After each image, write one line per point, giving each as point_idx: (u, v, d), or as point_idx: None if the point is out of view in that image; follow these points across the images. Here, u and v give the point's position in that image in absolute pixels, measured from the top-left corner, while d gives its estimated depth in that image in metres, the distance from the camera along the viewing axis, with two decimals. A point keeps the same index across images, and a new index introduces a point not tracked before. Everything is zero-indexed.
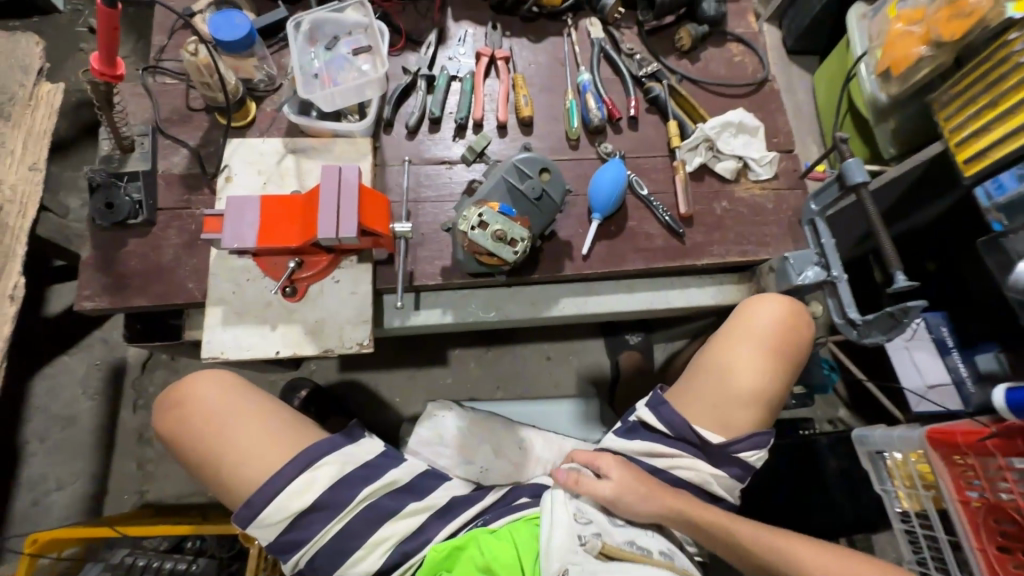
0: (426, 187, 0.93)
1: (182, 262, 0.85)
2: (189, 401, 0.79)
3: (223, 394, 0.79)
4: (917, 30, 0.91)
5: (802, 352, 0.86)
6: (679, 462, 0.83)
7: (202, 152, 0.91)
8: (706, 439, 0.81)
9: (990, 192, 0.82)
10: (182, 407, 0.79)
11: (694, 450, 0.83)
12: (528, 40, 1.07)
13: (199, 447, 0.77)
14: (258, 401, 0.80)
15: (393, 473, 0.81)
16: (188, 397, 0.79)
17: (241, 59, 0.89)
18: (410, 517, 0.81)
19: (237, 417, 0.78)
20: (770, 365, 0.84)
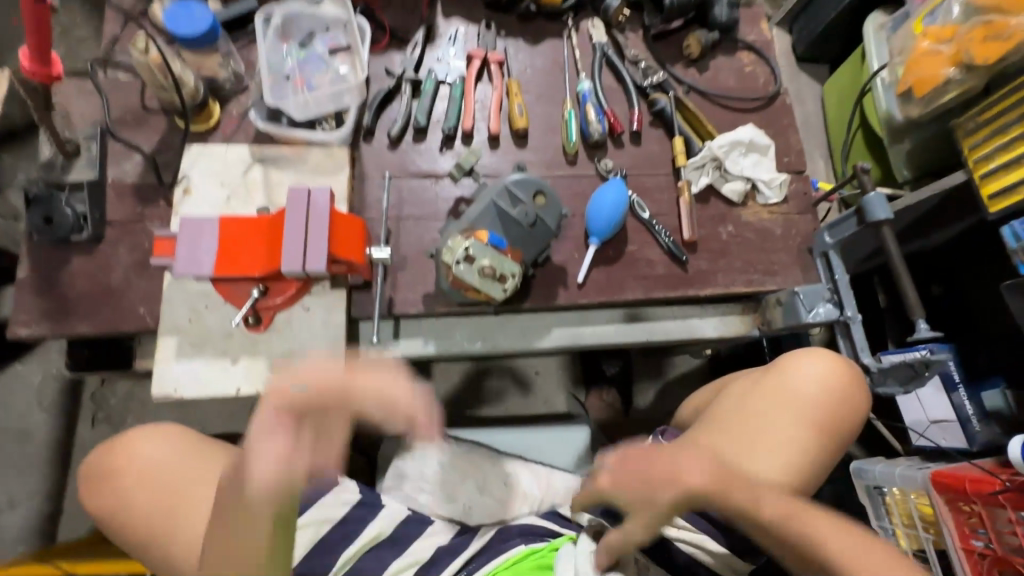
0: (409, 203, 0.85)
1: (134, 284, 0.76)
2: (127, 470, 0.72)
3: (164, 459, 0.72)
4: (946, 49, 0.83)
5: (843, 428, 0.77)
6: (674, 529, 0.75)
7: (159, 159, 0.82)
8: (715, 512, 0.71)
9: (1017, 232, 0.76)
10: (119, 480, 0.72)
11: (701, 524, 0.74)
12: (525, 42, 0.98)
13: (138, 531, 0.70)
14: (205, 458, 0.73)
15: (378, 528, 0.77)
16: (127, 465, 0.72)
17: (203, 56, 0.79)
18: (400, 573, 0.81)
19: (171, 489, 0.70)
20: (812, 440, 0.75)
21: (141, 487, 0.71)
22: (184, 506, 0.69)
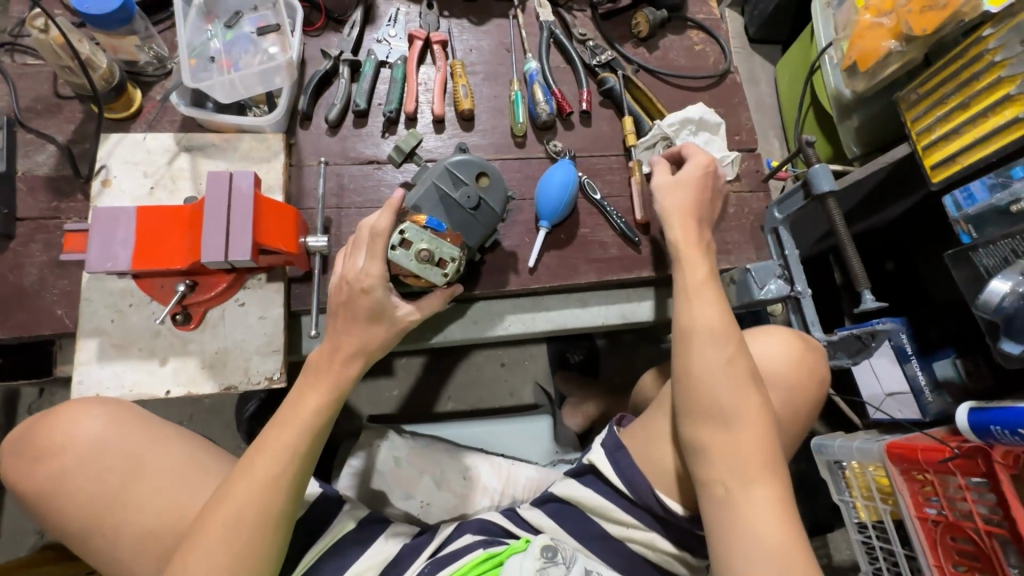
0: (350, 190, 0.82)
1: (49, 284, 0.71)
2: (59, 444, 0.62)
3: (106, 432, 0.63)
4: (887, 22, 0.84)
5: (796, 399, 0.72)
6: (636, 535, 0.71)
7: (75, 150, 0.76)
8: (670, 510, 0.69)
9: (959, 202, 0.76)
10: (49, 448, 0.63)
11: (659, 525, 0.71)
12: (470, 22, 0.95)
13: (70, 511, 0.61)
14: (157, 434, 0.66)
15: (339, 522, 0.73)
16: (59, 439, 0.62)
17: (118, 38, 0.74)
18: None
19: (123, 464, 0.63)
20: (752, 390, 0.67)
21: (80, 471, 0.62)
22: (139, 478, 0.63)
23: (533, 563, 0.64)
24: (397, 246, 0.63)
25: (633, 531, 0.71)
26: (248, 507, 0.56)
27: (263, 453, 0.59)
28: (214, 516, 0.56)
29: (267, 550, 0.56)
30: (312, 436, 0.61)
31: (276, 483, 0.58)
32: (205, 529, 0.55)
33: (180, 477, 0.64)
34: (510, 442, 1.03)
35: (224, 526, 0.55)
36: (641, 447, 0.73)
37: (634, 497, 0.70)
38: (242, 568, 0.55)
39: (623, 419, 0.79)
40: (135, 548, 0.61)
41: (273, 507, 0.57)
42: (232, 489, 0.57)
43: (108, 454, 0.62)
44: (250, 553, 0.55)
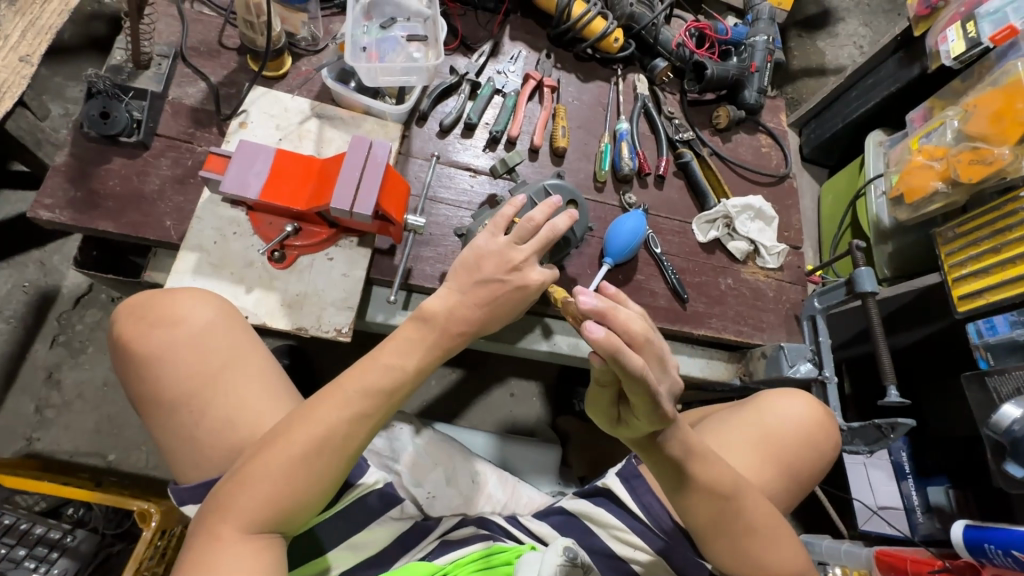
0: (445, 188, 0.90)
1: (166, 197, 0.78)
2: (176, 319, 0.62)
3: (222, 324, 0.63)
4: (937, 165, 0.97)
5: (818, 463, 0.80)
6: (639, 556, 0.77)
7: (221, 91, 0.85)
8: (672, 530, 0.77)
9: (981, 330, 0.85)
10: (165, 320, 0.62)
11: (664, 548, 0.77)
12: (577, 78, 1.07)
13: (171, 382, 0.60)
14: (256, 345, 0.65)
15: (373, 474, 0.74)
16: (178, 315, 0.62)
17: (291, 12, 0.86)
18: (364, 544, 0.72)
19: (226, 359, 0.62)
20: (771, 465, 0.76)
21: (190, 349, 0.61)
22: (238, 378, 0.62)
23: (553, 559, 0.63)
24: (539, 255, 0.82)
25: (637, 552, 0.77)
26: (342, 423, 0.57)
27: (360, 377, 0.59)
28: (301, 421, 0.56)
29: (339, 470, 0.57)
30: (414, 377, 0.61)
31: (364, 408, 0.58)
32: (294, 433, 0.56)
33: (273, 389, 0.64)
34: (514, 463, 1.05)
35: (312, 435, 0.56)
36: None
37: (648, 521, 0.78)
38: (315, 480, 0.56)
39: None
40: (213, 437, 0.60)
41: (359, 431, 0.58)
42: (329, 401, 0.58)
43: (218, 343, 0.62)
44: (327, 467, 0.57)
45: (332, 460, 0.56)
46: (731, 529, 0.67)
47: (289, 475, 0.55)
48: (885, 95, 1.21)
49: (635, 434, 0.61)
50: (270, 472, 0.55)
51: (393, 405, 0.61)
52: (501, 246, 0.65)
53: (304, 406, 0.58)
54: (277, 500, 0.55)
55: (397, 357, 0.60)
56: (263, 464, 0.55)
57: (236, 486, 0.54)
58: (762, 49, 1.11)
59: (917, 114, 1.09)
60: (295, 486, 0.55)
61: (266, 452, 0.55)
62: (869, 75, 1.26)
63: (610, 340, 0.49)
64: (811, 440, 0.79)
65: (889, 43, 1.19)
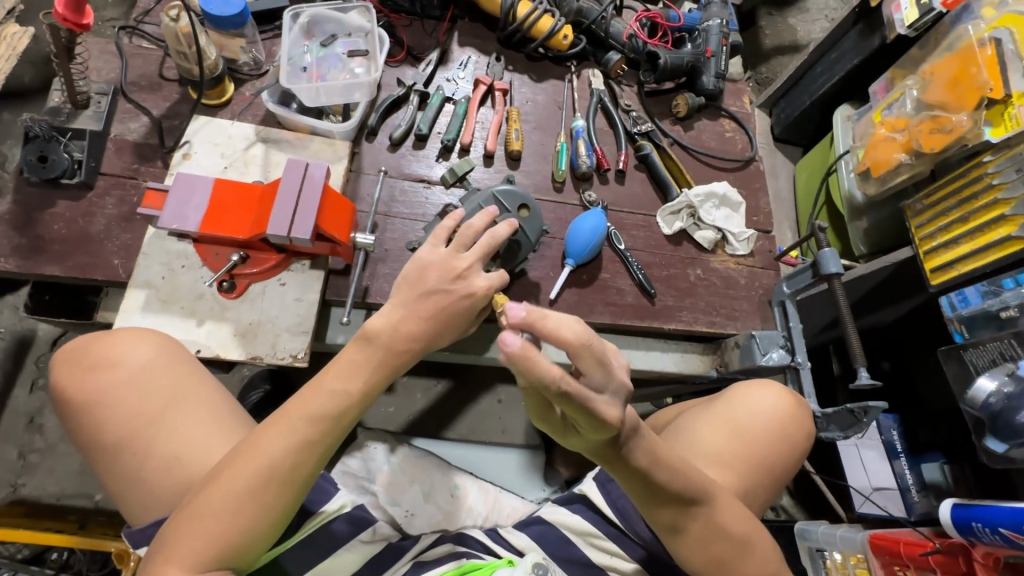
0: (399, 202, 0.89)
1: (113, 235, 0.77)
2: (114, 361, 0.62)
3: (161, 363, 0.63)
4: (899, 137, 0.95)
5: (794, 456, 0.78)
6: (618, 563, 0.76)
7: (164, 124, 0.84)
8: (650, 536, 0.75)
9: (954, 303, 0.83)
10: (104, 365, 0.62)
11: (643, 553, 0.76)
12: (530, 78, 1.06)
13: (112, 424, 0.61)
14: (199, 380, 0.65)
15: (342, 497, 0.74)
16: (116, 357, 0.62)
17: (228, 38, 0.85)
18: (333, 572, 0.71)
19: (166, 398, 0.62)
20: (744, 462, 0.74)
21: (129, 391, 0.61)
22: (180, 415, 0.62)
23: None
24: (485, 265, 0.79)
25: (615, 559, 0.76)
26: (284, 454, 0.57)
27: (305, 405, 0.59)
28: (244, 455, 0.56)
29: (289, 501, 0.57)
30: (358, 400, 0.60)
31: (308, 436, 0.58)
32: (239, 467, 0.56)
33: (217, 422, 0.64)
34: (498, 473, 1.03)
35: (258, 469, 0.56)
36: None
37: (625, 527, 0.77)
38: (261, 513, 0.56)
39: None
40: (159, 477, 0.60)
41: (307, 461, 0.58)
42: (271, 434, 0.57)
43: (158, 382, 0.62)
44: (276, 499, 0.56)
45: (280, 492, 0.56)
46: (697, 536, 0.65)
47: (235, 510, 0.55)
48: (848, 68, 1.18)
49: (584, 442, 0.58)
50: (217, 510, 0.54)
51: (341, 431, 0.60)
52: (443, 256, 0.64)
53: (248, 439, 0.58)
54: (223, 537, 0.54)
55: (341, 382, 0.60)
56: (209, 502, 0.55)
57: (181, 525, 0.54)
58: (717, 33, 1.09)
59: (878, 85, 1.07)
60: (243, 522, 0.55)
61: (211, 489, 0.55)
62: (831, 50, 1.23)
63: (525, 348, 0.47)
64: (785, 434, 0.77)
65: (848, 15, 1.17)
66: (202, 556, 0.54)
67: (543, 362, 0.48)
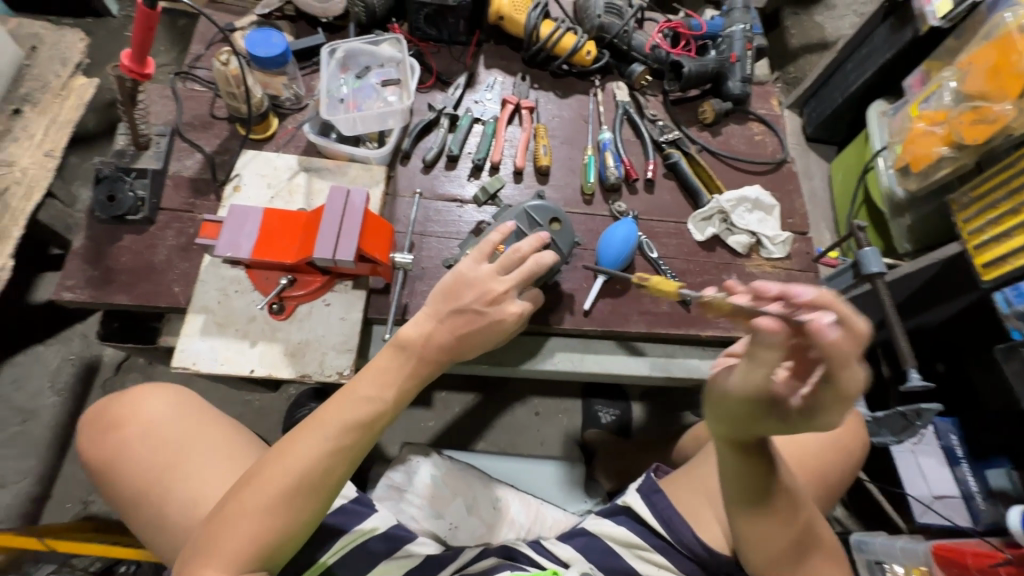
0: (434, 222, 0.92)
1: (173, 265, 0.83)
2: (127, 421, 0.71)
3: (167, 415, 0.72)
4: (939, 130, 0.92)
5: (849, 463, 0.76)
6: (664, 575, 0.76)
7: (217, 159, 0.91)
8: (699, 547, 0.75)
9: (1009, 299, 0.80)
10: (121, 424, 0.71)
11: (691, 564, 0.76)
12: (555, 94, 1.09)
13: (130, 476, 0.69)
14: (204, 424, 0.73)
15: (369, 522, 0.77)
16: (129, 417, 0.71)
17: (271, 77, 0.91)
18: None
19: (173, 446, 0.70)
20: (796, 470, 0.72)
21: (141, 444, 0.70)
22: (188, 459, 0.70)
23: None
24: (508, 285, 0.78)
25: (660, 570, 0.76)
26: (315, 458, 0.59)
27: (330, 411, 0.61)
28: (277, 460, 0.59)
29: (318, 508, 0.60)
30: (383, 407, 0.63)
31: (338, 443, 0.60)
32: (267, 474, 0.58)
33: (223, 460, 0.71)
34: (541, 485, 1.03)
35: (288, 473, 0.58)
36: (680, 492, 0.78)
37: (669, 537, 0.76)
38: (293, 518, 0.59)
39: (659, 469, 0.85)
40: (179, 516, 0.67)
41: (334, 462, 0.61)
42: (303, 440, 0.60)
43: (173, 430, 0.71)
44: (303, 502, 0.59)
45: (309, 498, 0.59)
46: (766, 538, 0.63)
47: (265, 514, 0.57)
48: (881, 63, 1.16)
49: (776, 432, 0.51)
50: (249, 514, 0.57)
51: (369, 438, 0.63)
52: (484, 275, 0.66)
53: (280, 445, 0.61)
54: (259, 540, 0.57)
55: (372, 389, 0.62)
56: (241, 507, 0.58)
57: (217, 529, 0.57)
58: (740, 38, 1.09)
59: (914, 78, 1.06)
60: (273, 525, 0.58)
61: (242, 498, 0.58)
62: (861, 46, 1.21)
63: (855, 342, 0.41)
64: (836, 441, 0.75)
65: (878, 10, 1.15)
66: (239, 556, 0.57)
67: (860, 368, 0.42)
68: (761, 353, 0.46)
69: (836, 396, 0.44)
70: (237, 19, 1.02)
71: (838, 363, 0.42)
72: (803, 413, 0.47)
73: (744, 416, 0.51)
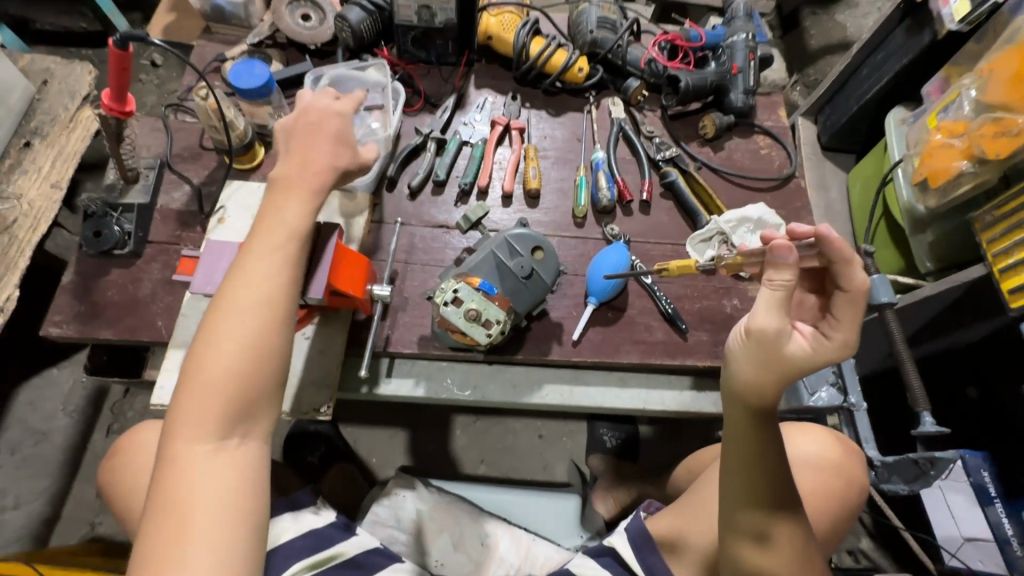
0: (418, 249, 0.90)
1: (158, 298, 0.83)
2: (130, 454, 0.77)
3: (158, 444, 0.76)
4: (958, 143, 0.85)
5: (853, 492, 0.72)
6: None
7: (204, 190, 0.91)
8: None
9: None
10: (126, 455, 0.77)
11: None
12: (548, 113, 1.06)
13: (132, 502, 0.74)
14: None
15: (337, 546, 0.79)
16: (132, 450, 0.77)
17: (257, 107, 0.91)
18: None
19: None
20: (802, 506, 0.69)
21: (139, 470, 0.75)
22: None
23: None
24: (478, 323, 0.73)
25: None
26: (237, 338, 0.57)
27: (227, 326, 0.58)
28: (198, 361, 0.57)
29: (271, 373, 0.59)
30: (287, 279, 0.61)
31: (250, 323, 0.58)
32: (187, 421, 0.55)
33: None
34: (536, 517, 0.99)
35: (208, 409, 0.55)
36: (668, 538, 0.75)
37: None
38: (242, 401, 0.57)
39: (650, 505, 0.82)
40: None
41: (246, 375, 0.57)
42: (216, 332, 0.57)
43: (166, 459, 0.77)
44: (244, 430, 0.57)
45: (251, 373, 0.57)
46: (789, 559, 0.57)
47: (210, 458, 0.55)
48: (898, 68, 1.08)
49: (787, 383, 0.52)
50: (192, 468, 0.54)
51: (286, 311, 0.60)
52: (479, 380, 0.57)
53: (193, 351, 0.58)
54: (217, 427, 0.56)
55: (265, 268, 0.60)
56: (183, 413, 0.56)
57: (172, 444, 0.55)
58: (742, 48, 1.04)
59: (933, 85, 1.01)
60: (226, 467, 0.55)
61: (173, 455, 0.55)
62: (877, 51, 1.14)
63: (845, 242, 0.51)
64: (838, 473, 0.71)
65: (894, 13, 1.07)
66: (209, 456, 0.55)
67: (862, 268, 0.52)
68: (781, 275, 0.50)
69: (846, 298, 0.51)
70: (229, 49, 1.03)
71: (837, 270, 0.51)
72: (822, 334, 0.51)
73: (773, 355, 0.50)
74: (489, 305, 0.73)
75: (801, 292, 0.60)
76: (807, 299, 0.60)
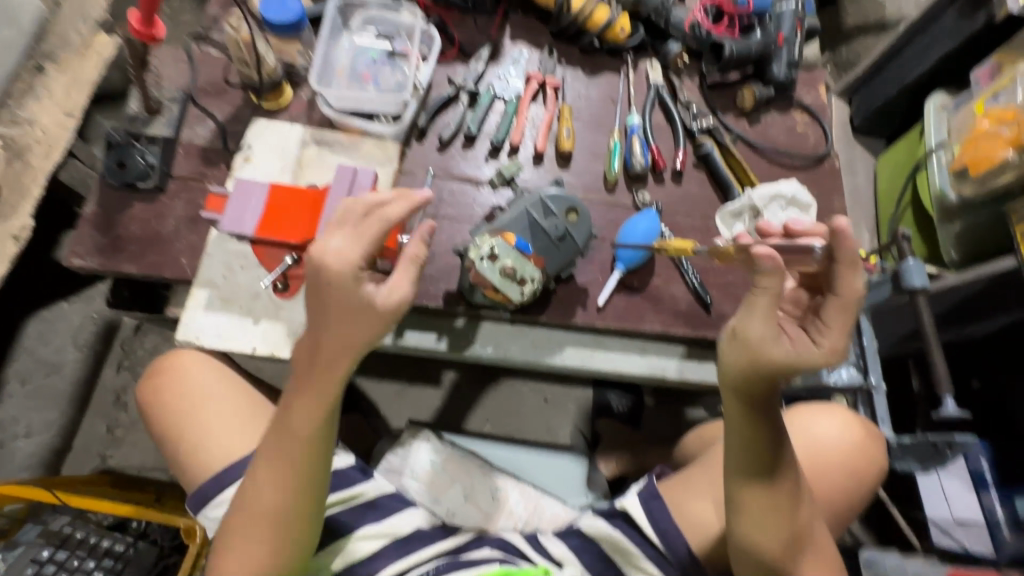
0: (446, 203, 0.89)
1: (181, 236, 0.82)
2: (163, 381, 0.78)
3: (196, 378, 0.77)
4: (1006, 132, 0.84)
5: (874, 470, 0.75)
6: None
7: (228, 129, 0.88)
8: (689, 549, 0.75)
9: None
10: (160, 381, 0.79)
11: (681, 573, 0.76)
12: (583, 72, 1.02)
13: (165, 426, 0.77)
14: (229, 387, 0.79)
15: (358, 488, 0.80)
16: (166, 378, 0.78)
17: (286, 43, 0.87)
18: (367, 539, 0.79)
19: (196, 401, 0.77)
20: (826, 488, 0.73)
21: (174, 401, 0.77)
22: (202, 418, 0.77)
23: None
24: (515, 281, 0.74)
25: None
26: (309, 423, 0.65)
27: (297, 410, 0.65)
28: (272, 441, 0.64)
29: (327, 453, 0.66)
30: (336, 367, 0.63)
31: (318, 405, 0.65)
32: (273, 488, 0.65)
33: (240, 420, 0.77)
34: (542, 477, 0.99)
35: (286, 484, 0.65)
36: (679, 501, 0.77)
37: (662, 547, 0.76)
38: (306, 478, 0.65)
39: (661, 473, 0.83)
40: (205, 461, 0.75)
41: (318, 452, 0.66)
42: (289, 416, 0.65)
43: (197, 389, 0.77)
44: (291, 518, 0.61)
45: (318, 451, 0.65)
46: (771, 513, 0.62)
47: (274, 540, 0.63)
48: (946, 51, 1.05)
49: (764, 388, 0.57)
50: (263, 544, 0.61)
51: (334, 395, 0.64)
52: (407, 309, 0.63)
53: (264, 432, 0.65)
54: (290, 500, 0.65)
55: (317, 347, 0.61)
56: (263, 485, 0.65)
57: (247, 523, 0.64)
58: (790, 17, 1.01)
59: (982, 70, 0.96)
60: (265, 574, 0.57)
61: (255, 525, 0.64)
62: (926, 30, 1.10)
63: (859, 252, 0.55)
64: (859, 454, 0.73)
65: None
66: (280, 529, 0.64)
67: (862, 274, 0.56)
68: (767, 282, 0.55)
69: (839, 304, 0.56)
70: None
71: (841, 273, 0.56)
72: (813, 340, 0.56)
73: (753, 352, 0.55)
74: (526, 264, 0.73)
75: (793, 289, 0.65)
76: (798, 296, 0.65)
